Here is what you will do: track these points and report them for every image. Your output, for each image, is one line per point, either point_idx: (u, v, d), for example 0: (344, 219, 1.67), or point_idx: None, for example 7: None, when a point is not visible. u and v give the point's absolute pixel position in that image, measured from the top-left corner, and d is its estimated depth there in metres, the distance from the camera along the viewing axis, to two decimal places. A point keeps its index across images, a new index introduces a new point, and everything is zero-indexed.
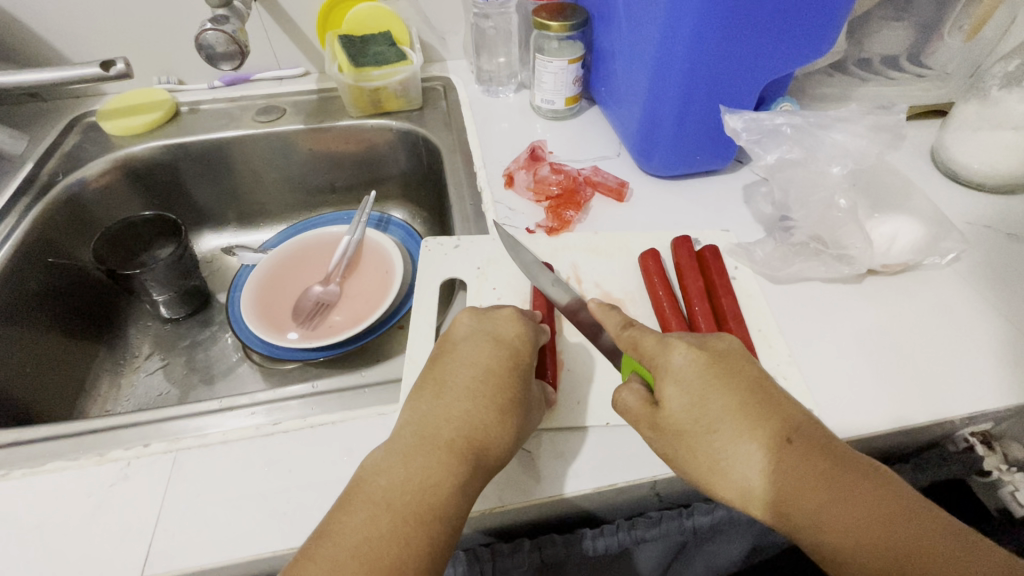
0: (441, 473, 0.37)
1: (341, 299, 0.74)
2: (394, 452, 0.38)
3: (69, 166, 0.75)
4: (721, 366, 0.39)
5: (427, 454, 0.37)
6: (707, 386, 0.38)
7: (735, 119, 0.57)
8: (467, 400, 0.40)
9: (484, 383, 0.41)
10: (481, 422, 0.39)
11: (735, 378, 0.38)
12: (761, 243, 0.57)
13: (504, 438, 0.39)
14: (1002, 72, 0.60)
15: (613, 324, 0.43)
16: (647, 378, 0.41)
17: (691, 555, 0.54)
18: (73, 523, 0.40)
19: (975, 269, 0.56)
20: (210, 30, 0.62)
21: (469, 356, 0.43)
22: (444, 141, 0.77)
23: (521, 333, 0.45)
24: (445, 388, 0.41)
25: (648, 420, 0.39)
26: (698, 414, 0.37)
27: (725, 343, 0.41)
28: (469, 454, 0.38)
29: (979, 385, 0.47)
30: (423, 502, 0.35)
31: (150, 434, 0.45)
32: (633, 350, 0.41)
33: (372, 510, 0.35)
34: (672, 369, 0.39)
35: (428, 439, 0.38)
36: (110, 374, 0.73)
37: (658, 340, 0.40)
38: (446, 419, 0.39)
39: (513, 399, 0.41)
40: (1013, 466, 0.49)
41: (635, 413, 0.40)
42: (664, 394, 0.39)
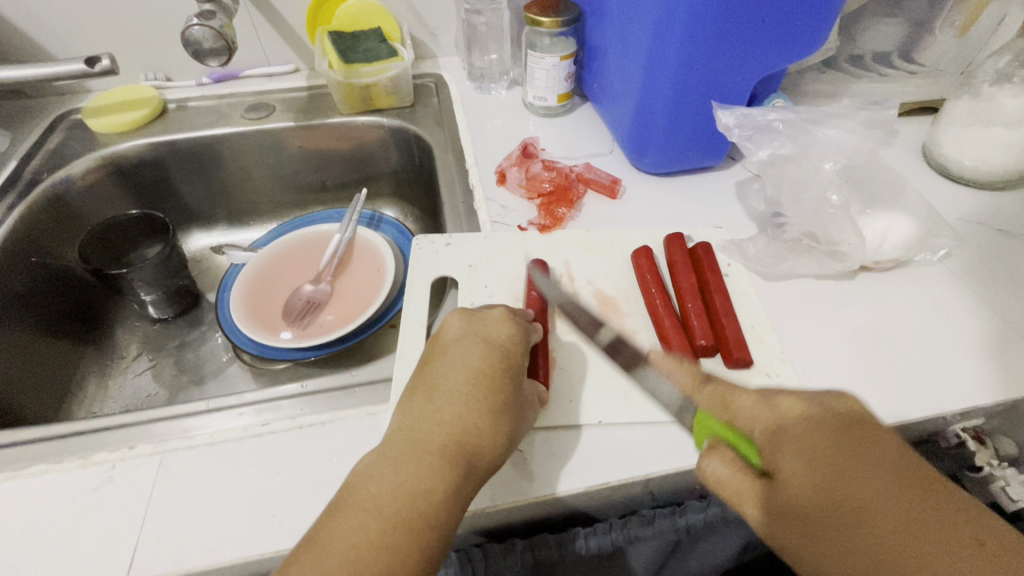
0: (431, 479, 0.36)
1: (331, 298, 0.73)
2: (385, 458, 0.37)
3: (54, 164, 0.73)
4: (847, 429, 0.35)
5: (418, 460, 0.37)
6: (831, 454, 0.33)
7: (728, 114, 0.57)
8: (459, 403, 0.40)
9: (476, 385, 0.40)
10: (473, 425, 0.39)
11: (868, 446, 0.34)
12: (754, 240, 0.57)
13: (495, 441, 0.39)
14: (993, 68, 0.60)
15: (690, 378, 0.44)
16: (743, 447, 0.38)
17: (684, 553, 0.54)
18: (56, 528, 0.39)
19: (967, 265, 0.56)
20: (197, 25, 0.61)
21: (460, 358, 0.42)
22: (435, 138, 0.76)
23: (512, 333, 0.44)
24: (436, 391, 0.41)
25: (756, 496, 0.35)
26: (829, 490, 0.32)
27: (846, 399, 0.37)
28: (460, 458, 0.37)
29: (971, 381, 0.47)
30: (413, 509, 0.35)
31: (135, 436, 0.45)
32: (723, 408, 0.40)
33: (361, 518, 0.34)
34: (788, 434, 0.35)
35: (419, 445, 0.38)
36: (97, 375, 0.72)
37: (758, 400, 0.38)
38: (438, 424, 0.39)
39: (505, 402, 0.40)
40: (1004, 461, 0.50)
41: (730, 485, 0.36)
42: (779, 466, 0.34)
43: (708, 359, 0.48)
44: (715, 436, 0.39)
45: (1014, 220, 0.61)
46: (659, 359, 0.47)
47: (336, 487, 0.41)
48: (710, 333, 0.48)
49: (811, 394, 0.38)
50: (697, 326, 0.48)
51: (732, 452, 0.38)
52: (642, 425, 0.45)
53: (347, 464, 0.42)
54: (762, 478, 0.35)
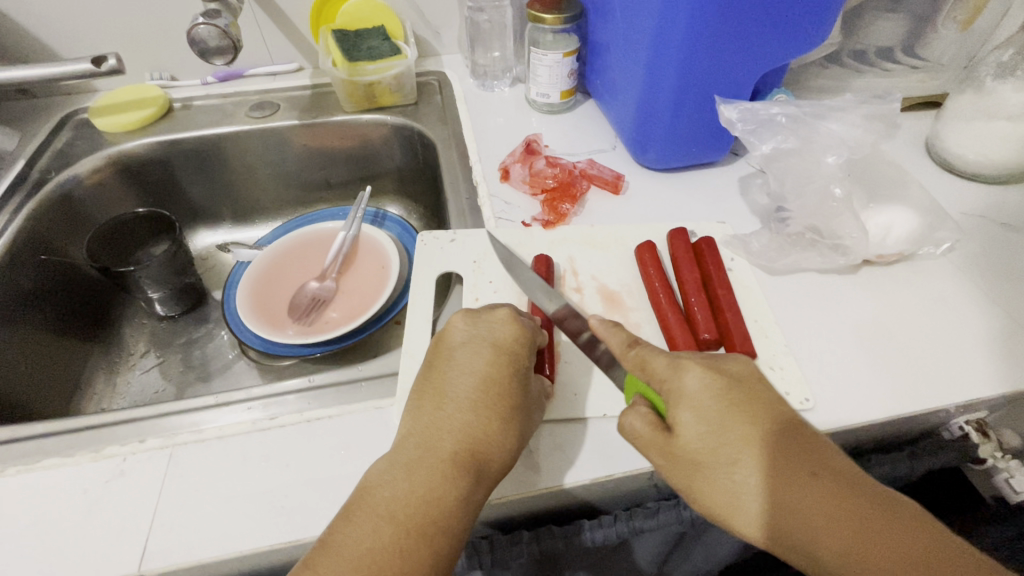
0: (443, 487, 0.37)
1: (336, 296, 0.73)
2: (395, 465, 0.38)
3: (61, 164, 0.74)
4: (735, 387, 0.38)
5: (428, 468, 0.37)
6: (723, 410, 0.37)
7: (730, 109, 0.57)
8: (468, 411, 0.40)
9: (484, 391, 0.41)
10: (483, 433, 0.39)
11: (748, 402, 0.37)
12: (757, 234, 0.57)
13: (504, 447, 0.39)
14: (996, 61, 0.60)
15: (618, 343, 0.42)
16: (654, 400, 0.40)
17: (689, 544, 0.55)
18: (69, 520, 0.40)
19: (970, 258, 0.57)
20: (202, 24, 0.61)
21: (468, 364, 0.42)
22: (439, 135, 0.77)
23: (518, 336, 0.44)
24: (444, 398, 0.41)
25: (660, 448, 0.38)
26: (715, 442, 0.36)
27: (737, 363, 0.40)
28: (470, 466, 0.38)
29: (973, 373, 0.47)
30: (425, 516, 0.36)
31: (146, 430, 0.45)
32: (641, 370, 0.40)
33: (375, 523, 0.35)
34: (689, 394, 0.38)
35: (429, 453, 0.38)
36: (105, 371, 0.72)
37: (669, 361, 0.39)
38: (447, 431, 0.39)
39: (514, 409, 0.41)
40: (1008, 454, 0.49)
41: (643, 438, 0.39)
42: (678, 420, 0.37)
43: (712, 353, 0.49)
44: (639, 394, 0.41)
45: (1017, 214, 0.61)
46: (594, 326, 0.44)
47: (344, 480, 0.42)
48: (714, 327, 0.48)
49: (708, 359, 0.40)
50: (700, 319, 0.48)
51: (648, 408, 0.40)
52: None
53: (354, 457, 0.43)
54: (666, 430, 0.38)
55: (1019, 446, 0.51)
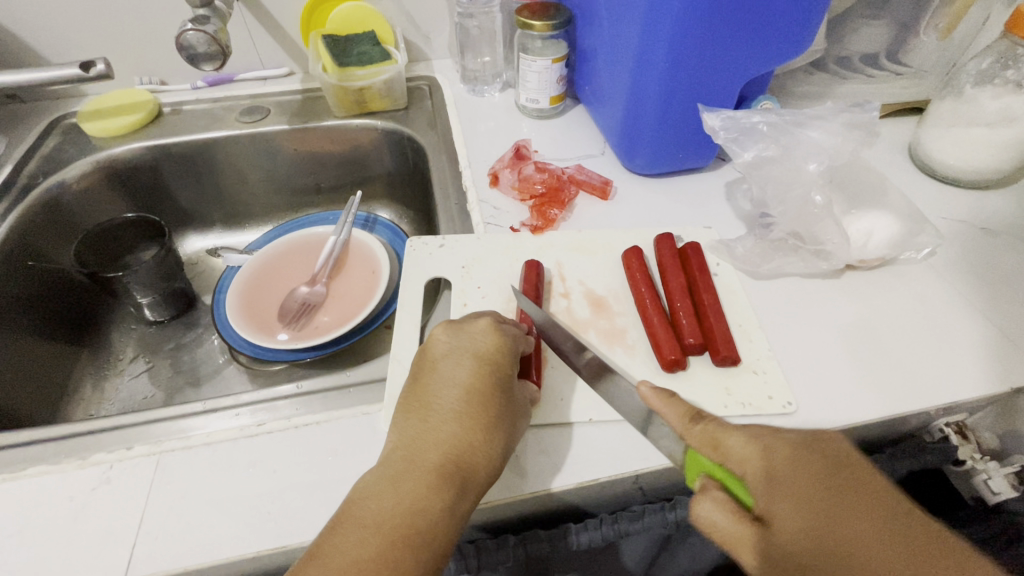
0: (429, 497, 0.37)
1: (326, 300, 0.73)
2: (382, 476, 0.38)
3: (49, 168, 0.74)
4: (833, 472, 0.34)
5: (414, 478, 0.38)
6: (823, 498, 0.33)
7: (713, 117, 0.58)
8: (453, 421, 0.40)
9: (469, 401, 0.41)
10: (468, 442, 0.39)
11: (851, 490, 0.34)
12: (741, 239, 0.58)
13: (489, 457, 0.39)
14: (975, 69, 0.61)
15: (678, 417, 0.40)
16: (736, 490, 0.36)
17: (676, 547, 0.55)
18: (55, 528, 0.40)
19: (950, 263, 0.58)
20: (189, 30, 0.61)
21: (452, 374, 0.43)
22: (429, 141, 0.77)
23: (500, 346, 0.44)
24: (429, 410, 0.41)
25: (751, 545, 0.34)
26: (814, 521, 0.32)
27: (829, 441, 0.36)
28: (455, 475, 0.38)
29: (953, 377, 0.48)
30: (412, 525, 0.36)
31: (133, 437, 0.45)
32: (714, 449, 0.37)
33: (361, 533, 0.35)
34: (785, 478, 0.34)
35: (415, 463, 0.38)
36: (93, 377, 0.72)
37: (750, 442, 0.36)
38: (433, 442, 0.39)
39: (498, 417, 0.41)
40: (986, 455, 0.50)
41: (727, 532, 0.35)
42: (773, 510, 0.33)
43: (697, 358, 0.49)
44: (708, 477, 0.37)
45: (997, 218, 0.62)
46: (647, 396, 0.42)
47: (332, 485, 0.42)
48: (699, 333, 0.49)
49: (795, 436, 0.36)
50: (685, 325, 0.49)
51: (724, 495, 0.36)
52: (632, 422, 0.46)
53: (342, 463, 0.43)
54: (756, 523, 0.34)
55: (996, 447, 0.51)
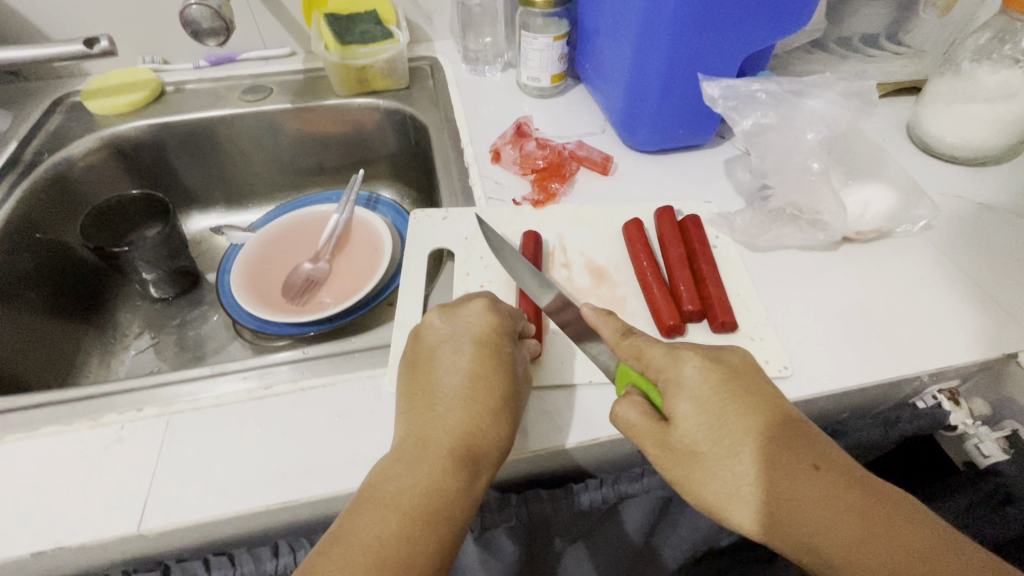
0: (443, 479, 0.38)
1: (330, 277, 0.74)
2: (396, 460, 0.39)
3: (55, 145, 0.74)
4: (730, 378, 0.40)
5: (429, 461, 0.39)
6: (718, 399, 0.39)
7: (713, 86, 0.58)
8: (460, 406, 0.41)
9: (473, 386, 0.42)
10: (476, 425, 0.40)
11: (745, 393, 0.39)
12: (740, 212, 0.59)
13: (498, 437, 0.40)
14: (973, 45, 0.62)
15: (611, 332, 0.44)
16: (648, 392, 0.41)
17: (675, 513, 0.56)
18: (70, 483, 0.41)
19: (946, 235, 0.58)
20: (194, 4, 0.62)
21: (453, 360, 0.43)
22: (430, 119, 0.78)
23: (497, 327, 0.45)
24: (434, 397, 0.42)
25: (656, 438, 0.39)
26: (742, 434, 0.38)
27: (733, 355, 0.42)
28: (466, 457, 0.39)
29: (944, 343, 0.49)
30: (431, 506, 0.37)
31: (143, 399, 0.46)
32: (638, 359, 0.42)
33: (382, 514, 0.36)
34: (699, 387, 0.39)
35: (426, 447, 0.39)
36: (100, 351, 0.73)
37: (666, 353, 0.41)
38: (442, 427, 0.40)
39: (504, 399, 0.42)
40: (978, 420, 0.51)
41: (637, 428, 0.40)
42: (677, 410, 0.39)
43: (695, 325, 0.50)
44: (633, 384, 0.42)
45: (993, 194, 0.63)
46: (587, 315, 0.45)
47: (338, 444, 0.43)
48: (697, 300, 0.50)
49: (706, 351, 0.42)
50: (684, 293, 0.50)
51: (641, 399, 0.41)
52: None
53: (349, 423, 0.44)
54: (663, 419, 0.40)
55: (989, 411, 0.52)
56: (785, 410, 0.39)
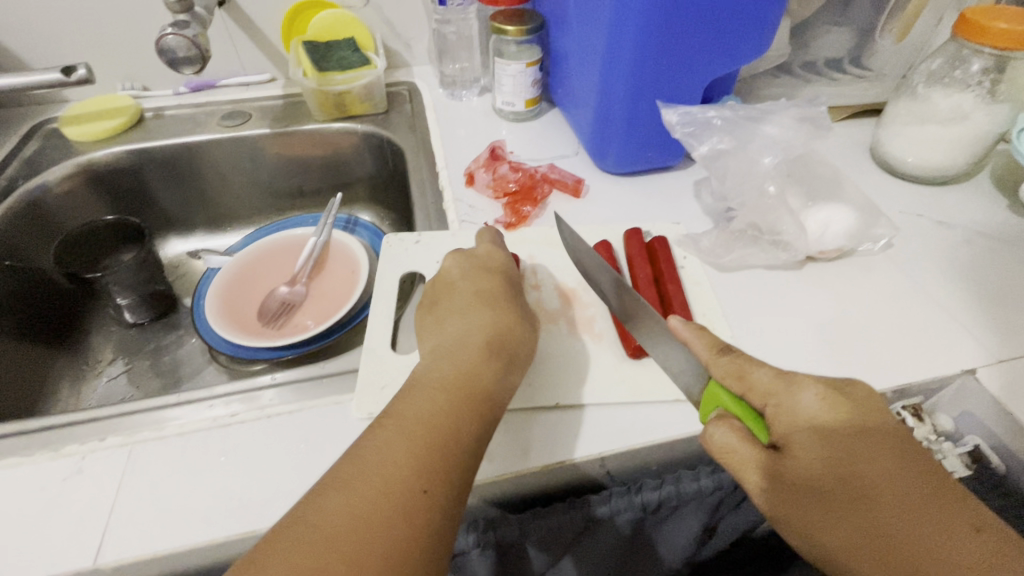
0: (481, 364, 0.43)
1: (307, 300, 0.74)
2: (439, 355, 0.44)
3: (30, 172, 0.75)
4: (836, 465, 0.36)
5: (468, 352, 0.43)
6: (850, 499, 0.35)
7: (671, 112, 0.60)
8: (487, 309, 0.47)
9: (494, 298, 0.48)
10: (505, 322, 0.46)
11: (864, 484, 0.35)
12: (706, 233, 0.60)
13: (523, 334, 0.47)
14: (926, 69, 0.65)
15: (705, 348, 0.43)
16: (750, 419, 0.40)
17: (649, 535, 0.57)
18: (27, 516, 0.40)
19: (906, 253, 0.60)
20: (171, 34, 0.63)
21: (471, 284, 0.49)
22: (407, 143, 0.79)
23: (505, 262, 0.52)
24: (462, 311, 0.47)
25: (764, 465, 0.37)
26: (832, 468, 0.36)
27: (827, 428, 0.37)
28: (499, 349, 0.44)
29: (904, 360, 0.50)
30: (474, 382, 0.41)
31: (107, 428, 0.45)
32: (739, 379, 0.40)
33: (434, 391, 0.40)
34: (789, 415, 0.38)
35: (464, 343, 0.44)
36: (72, 378, 0.72)
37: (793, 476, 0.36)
38: (475, 328, 0.45)
39: (520, 309, 0.48)
40: (940, 435, 0.52)
41: (735, 453, 0.38)
42: (791, 440, 0.37)
43: None
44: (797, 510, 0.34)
45: (952, 212, 0.65)
46: (674, 327, 0.44)
47: (304, 471, 0.43)
48: None
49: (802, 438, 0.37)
50: None
51: (738, 423, 0.39)
52: (599, 406, 0.47)
53: (314, 451, 0.44)
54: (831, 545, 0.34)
55: (951, 430, 0.53)
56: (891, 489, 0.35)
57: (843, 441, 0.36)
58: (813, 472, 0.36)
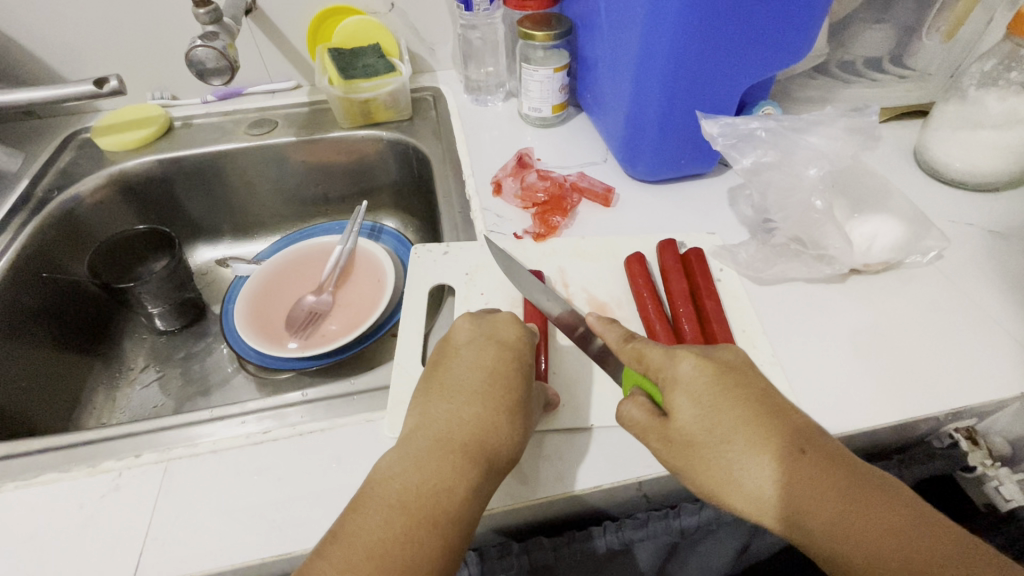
0: (452, 478, 0.37)
1: (333, 309, 0.74)
2: (404, 458, 0.38)
3: (64, 183, 0.76)
4: (707, 415, 0.37)
5: (441, 461, 0.38)
6: (713, 442, 0.36)
7: (711, 124, 0.59)
8: (477, 400, 0.41)
9: (494, 384, 0.42)
10: (493, 422, 0.40)
11: (736, 406, 0.37)
12: (744, 245, 0.58)
13: (513, 439, 0.40)
14: (979, 71, 0.61)
15: (614, 337, 0.43)
16: (650, 390, 0.41)
17: (683, 556, 0.56)
18: (65, 534, 0.41)
19: (957, 265, 0.57)
20: (200, 46, 0.62)
21: (476, 359, 0.43)
22: (432, 150, 0.78)
23: (521, 334, 0.46)
24: (452, 395, 0.42)
25: (659, 432, 0.39)
26: (709, 424, 0.37)
27: (699, 368, 0.39)
28: (481, 458, 0.38)
29: (958, 381, 0.48)
30: (435, 507, 0.36)
31: (142, 444, 0.46)
32: (638, 361, 0.41)
33: (385, 515, 0.35)
34: (672, 377, 0.39)
35: (441, 443, 0.39)
36: (105, 386, 0.73)
37: (681, 434, 0.37)
38: (457, 425, 0.40)
39: (520, 400, 0.42)
40: (996, 461, 0.50)
41: (641, 425, 0.40)
42: (674, 405, 0.38)
43: None
44: (672, 463, 0.38)
45: (1006, 221, 0.62)
46: (592, 324, 0.45)
47: (336, 492, 0.42)
48: (701, 338, 0.49)
49: (680, 386, 0.38)
50: (687, 331, 0.49)
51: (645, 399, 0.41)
52: None
53: (345, 471, 0.44)
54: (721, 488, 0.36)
55: (1007, 452, 0.51)
56: (741, 421, 0.37)
57: (711, 396, 0.38)
58: (690, 431, 0.37)
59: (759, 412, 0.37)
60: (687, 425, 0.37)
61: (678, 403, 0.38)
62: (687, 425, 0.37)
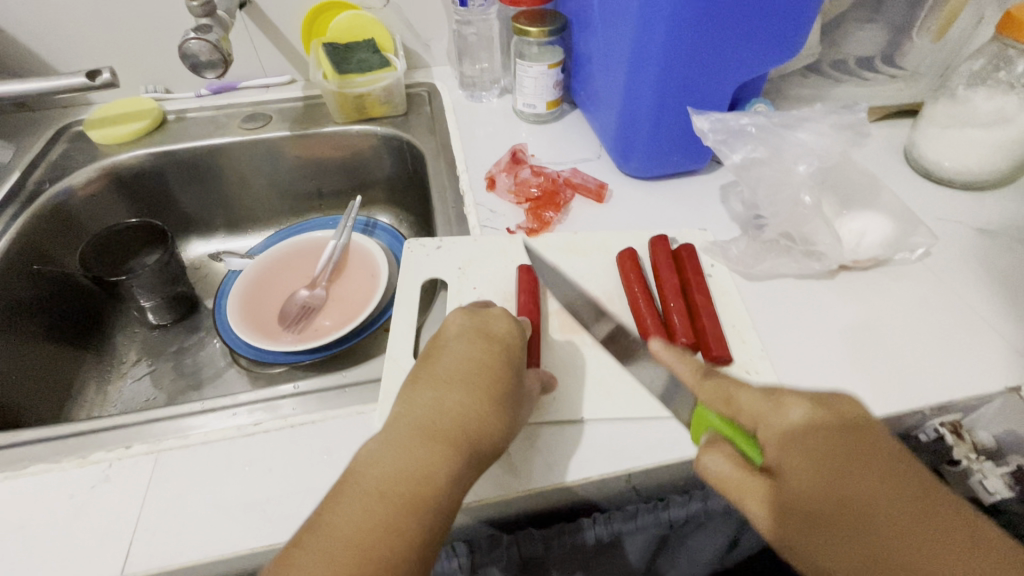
0: (434, 467, 0.37)
1: (326, 303, 0.74)
2: (388, 447, 0.38)
3: (55, 175, 0.75)
4: (823, 477, 0.34)
5: (424, 450, 0.38)
6: (835, 509, 0.34)
7: (702, 120, 0.59)
8: (463, 391, 0.41)
9: (480, 375, 0.42)
10: (478, 414, 0.40)
11: (858, 467, 0.34)
12: (735, 241, 0.59)
13: (497, 432, 0.40)
14: (967, 71, 0.62)
15: (690, 372, 0.44)
16: (743, 443, 0.39)
17: (673, 549, 0.56)
18: (55, 524, 0.41)
19: (945, 262, 0.58)
20: (193, 38, 0.62)
21: (463, 351, 0.44)
22: (427, 145, 0.78)
23: (510, 328, 0.46)
24: (438, 386, 0.42)
25: (757, 491, 0.36)
26: (823, 488, 0.34)
27: (813, 421, 0.37)
28: (463, 449, 0.38)
29: (944, 375, 0.48)
30: (415, 496, 0.36)
31: (132, 436, 0.46)
32: (726, 404, 0.41)
33: (365, 502, 0.35)
34: (780, 430, 0.37)
35: (425, 433, 0.39)
36: (97, 379, 0.73)
37: (789, 497, 0.35)
38: (441, 415, 0.40)
39: (506, 393, 0.42)
40: (981, 454, 0.50)
41: (731, 481, 0.38)
42: (778, 462, 0.36)
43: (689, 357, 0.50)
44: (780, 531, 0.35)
45: (993, 219, 0.63)
46: (659, 352, 0.46)
47: (326, 483, 0.43)
48: (691, 333, 0.50)
49: (790, 438, 0.36)
50: (678, 324, 0.50)
51: (731, 448, 0.39)
52: (625, 419, 0.46)
53: (336, 463, 0.44)
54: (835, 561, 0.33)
55: (993, 446, 0.51)
56: (864, 483, 0.34)
57: (827, 455, 0.35)
58: (802, 494, 0.35)
59: (880, 472, 0.34)
60: (801, 487, 0.35)
61: (787, 461, 0.36)
62: (802, 489, 0.35)
